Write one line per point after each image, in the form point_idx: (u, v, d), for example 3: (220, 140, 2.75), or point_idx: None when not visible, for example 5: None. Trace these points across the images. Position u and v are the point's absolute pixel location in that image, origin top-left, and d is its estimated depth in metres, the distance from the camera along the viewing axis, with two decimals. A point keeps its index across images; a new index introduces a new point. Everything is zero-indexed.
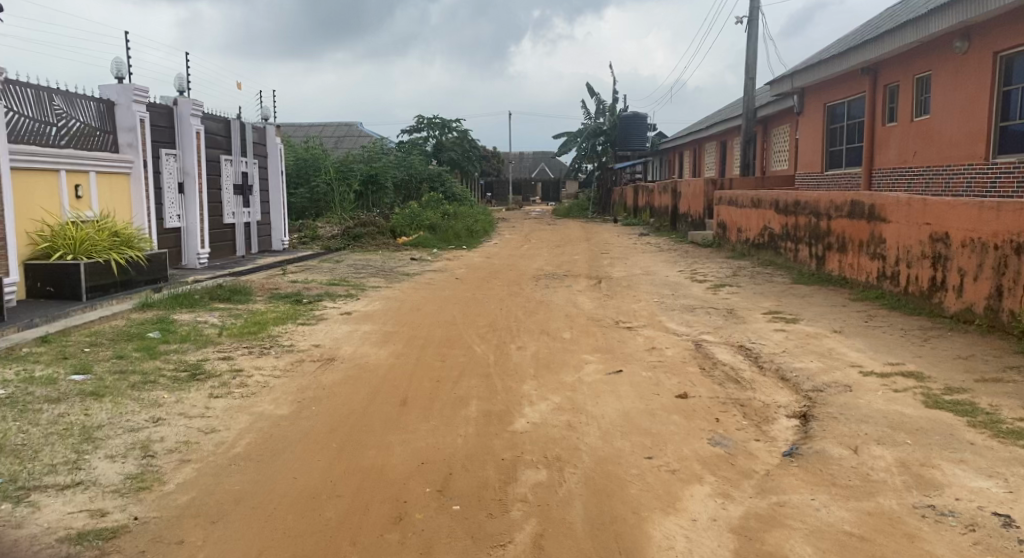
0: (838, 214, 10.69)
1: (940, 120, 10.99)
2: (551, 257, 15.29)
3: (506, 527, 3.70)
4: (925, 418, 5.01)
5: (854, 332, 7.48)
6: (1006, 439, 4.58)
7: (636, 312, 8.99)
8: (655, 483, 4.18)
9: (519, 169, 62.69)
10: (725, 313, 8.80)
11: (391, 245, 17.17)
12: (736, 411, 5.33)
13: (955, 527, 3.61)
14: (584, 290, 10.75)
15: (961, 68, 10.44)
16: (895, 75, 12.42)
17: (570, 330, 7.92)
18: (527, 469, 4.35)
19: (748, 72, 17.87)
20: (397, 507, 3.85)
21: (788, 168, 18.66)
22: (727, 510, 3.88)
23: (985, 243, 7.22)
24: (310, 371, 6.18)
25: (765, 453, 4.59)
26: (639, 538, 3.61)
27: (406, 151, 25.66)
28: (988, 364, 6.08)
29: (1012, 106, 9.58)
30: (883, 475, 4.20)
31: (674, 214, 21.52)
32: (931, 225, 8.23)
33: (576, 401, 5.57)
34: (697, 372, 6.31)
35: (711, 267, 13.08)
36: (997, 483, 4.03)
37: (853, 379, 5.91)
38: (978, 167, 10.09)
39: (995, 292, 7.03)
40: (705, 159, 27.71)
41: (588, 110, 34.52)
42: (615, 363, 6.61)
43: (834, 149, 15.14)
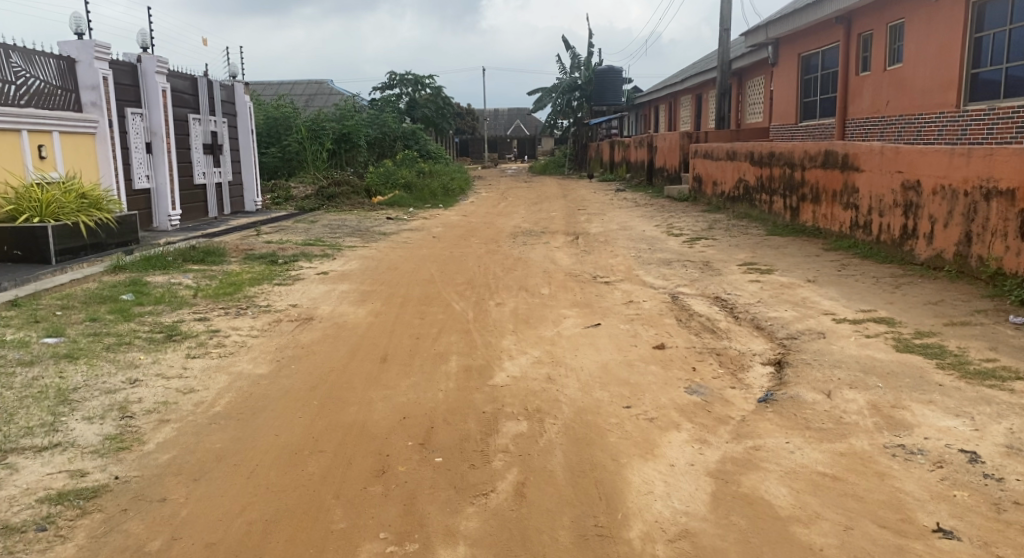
0: (812, 163, 10.73)
1: (912, 68, 11.01)
2: (528, 214, 15.25)
3: (489, 476, 3.76)
4: (896, 361, 5.13)
5: (827, 281, 7.58)
6: (973, 379, 4.71)
7: (613, 266, 9.04)
8: (634, 431, 4.26)
9: (494, 126, 61.95)
10: (700, 265, 8.87)
11: (367, 204, 16.85)
12: (712, 360, 5.42)
13: (924, 465, 3.73)
14: (562, 245, 10.76)
15: (933, 15, 10.43)
16: (868, 24, 12.39)
17: (549, 286, 7.94)
18: (508, 421, 4.39)
19: (723, 24, 17.70)
20: (380, 461, 3.89)
21: (761, 121, 18.70)
22: (704, 455, 3.96)
23: (956, 189, 7.31)
24: (288, 331, 6.14)
25: (740, 399, 4.68)
26: (618, 484, 3.69)
27: (379, 109, 25.18)
28: (957, 308, 6.21)
29: (983, 53, 9.62)
30: (855, 417, 4.31)
31: (650, 168, 21.46)
32: (904, 172, 8.28)
33: (555, 354, 5.63)
34: (674, 323, 6.37)
35: (687, 221, 13.15)
36: (963, 422, 4.14)
37: (827, 326, 6.02)
38: (948, 115, 10.15)
39: (964, 238, 7.15)
40: (681, 113, 27.56)
41: (562, 64, 33.93)
42: (593, 317, 6.66)
43: (808, 100, 15.14)
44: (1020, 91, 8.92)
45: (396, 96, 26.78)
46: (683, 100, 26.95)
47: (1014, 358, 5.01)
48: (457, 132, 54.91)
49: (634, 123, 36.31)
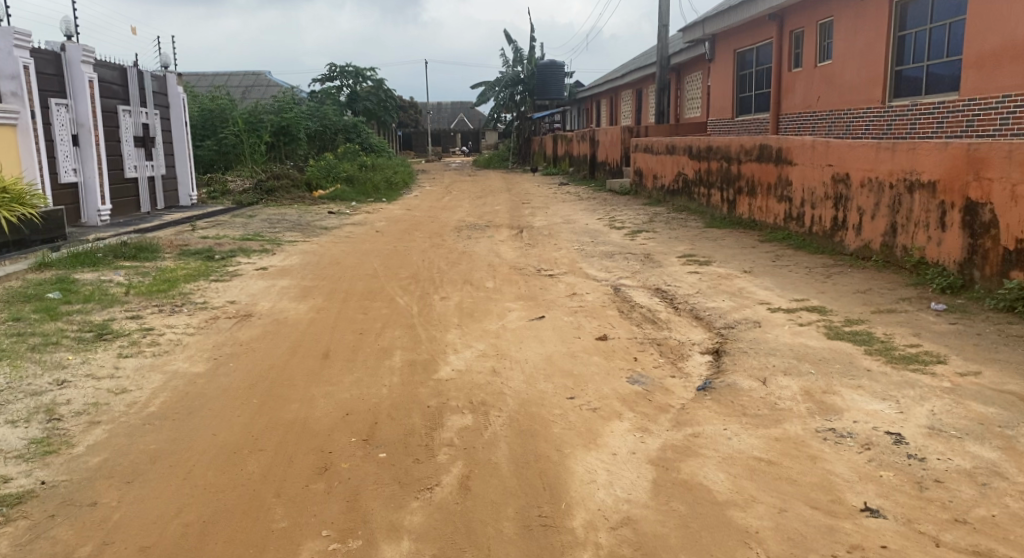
0: (747, 157, 11.00)
1: (841, 65, 11.39)
2: (472, 208, 15.22)
3: (433, 470, 3.75)
4: (827, 348, 5.32)
5: (763, 272, 7.81)
6: (898, 364, 4.92)
7: (557, 259, 9.10)
8: (577, 421, 4.31)
9: (437, 119, 61.58)
10: (642, 258, 9.01)
11: (307, 198, 16.58)
12: (653, 350, 5.52)
13: (853, 447, 3.88)
14: (507, 239, 10.80)
15: (859, 14, 10.79)
16: (799, 22, 12.75)
17: (493, 279, 7.95)
18: (452, 415, 4.39)
19: (662, 20, 17.97)
20: (323, 458, 3.84)
21: (699, 116, 19.08)
22: (646, 443, 4.04)
23: (882, 182, 7.59)
24: (225, 329, 5.99)
25: (680, 388, 4.78)
26: (562, 474, 3.73)
27: (319, 102, 24.74)
28: (883, 296, 6.47)
29: (906, 51, 10.02)
30: (789, 403, 4.45)
31: (592, 162, 21.66)
32: (834, 165, 8.55)
33: (500, 347, 5.65)
34: (616, 315, 6.47)
35: (628, 214, 13.34)
36: (889, 405, 4.33)
37: (762, 315, 6.20)
38: (875, 110, 10.53)
39: (890, 229, 7.45)
40: (622, 108, 27.93)
41: (505, 57, 33.91)
42: (538, 310, 6.70)
43: (744, 95, 15.52)
44: (941, 87, 9.31)
45: (336, 89, 26.33)
46: (624, 95, 27.28)
47: (936, 343, 5.25)
48: (399, 125, 54.38)
49: (577, 117, 36.62)
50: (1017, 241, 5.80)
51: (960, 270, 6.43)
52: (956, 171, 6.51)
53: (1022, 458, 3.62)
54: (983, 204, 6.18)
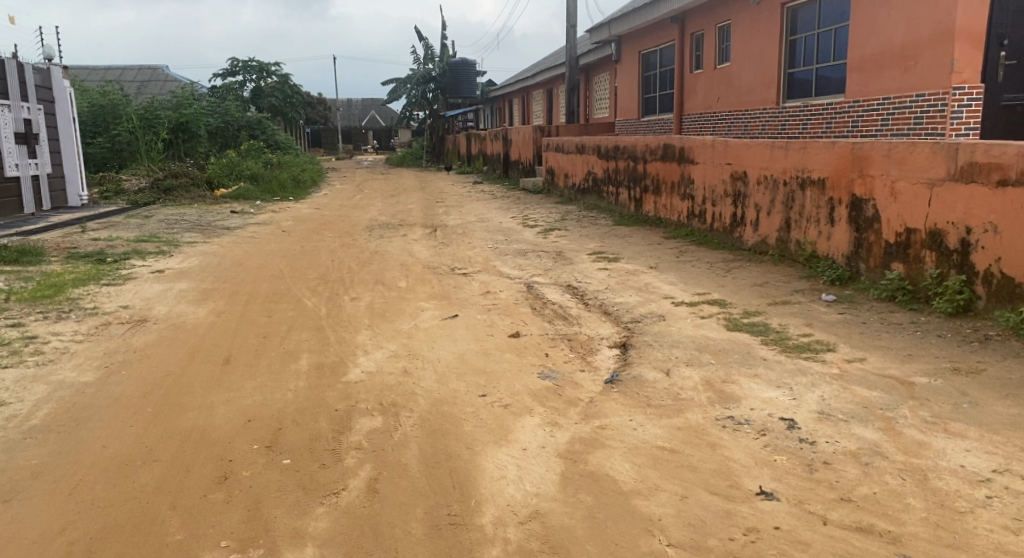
0: (652, 156, 11.29)
1: (738, 67, 11.85)
2: (383, 207, 15.01)
3: (340, 475, 3.68)
4: (727, 339, 5.53)
5: (668, 267, 8.04)
6: (791, 353, 5.17)
7: (470, 258, 9.09)
8: (488, 419, 4.32)
9: (348, 117, 60.48)
10: (553, 255, 9.12)
11: (208, 197, 15.94)
12: (564, 345, 5.60)
13: (750, 433, 4.05)
14: (419, 238, 10.71)
15: (754, 18, 11.25)
16: (700, 24, 13.18)
17: (405, 279, 7.87)
18: (361, 417, 4.32)
19: (570, 20, 18.23)
20: (222, 467, 3.71)
21: (608, 116, 19.47)
22: (555, 436, 4.09)
23: (776, 180, 7.94)
24: (118, 335, 5.70)
25: (589, 382, 4.87)
26: (471, 472, 3.73)
27: (221, 97, 23.86)
28: (779, 289, 6.78)
29: (797, 54, 10.52)
30: (691, 393, 4.60)
31: (505, 161, 21.78)
32: (731, 164, 8.88)
33: (411, 347, 5.60)
34: (528, 312, 6.52)
35: (541, 212, 13.48)
36: (783, 392, 4.54)
37: (667, 309, 6.38)
38: (770, 111, 11.02)
39: (784, 225, 7.81)
40: (533, 108, 28.17)
41: (416, 55, 33.64)
42: (451, 308, 6.68)
43: (649, 96, 15.95)
44: (828, 90, 9.84)
45: (239, 84, 25.44)
46: (535, 94, 27.55)
47: (826, 332, 5.54)
48: (308, 123, 53.07)
49: (490, 116, 36.72)
50: (897, 234, 6.19)
51: (847, 262, 6.82)
52: (842, 169, 6.88)
53: (901, 438, 3.86)
54: (867, 200, 6.56)
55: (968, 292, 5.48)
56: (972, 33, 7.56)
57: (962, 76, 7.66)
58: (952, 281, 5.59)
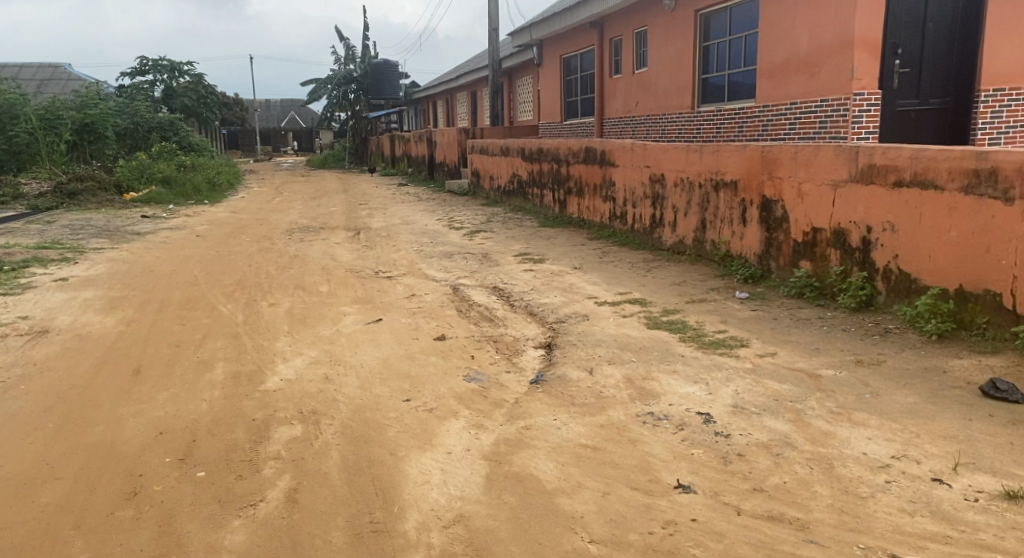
0: (575, 159, 11.42)
1: (655, 72, 12.14)
2: (304, 210, 14.69)
3: (258, 486, 3.58)
4: (647, 337, 5.65)
5: (591, 268, 8.16)
6: (708, 349, 5.33)
7: (394, 261, 8.99)
8: (413, 423, 4.28)
9: (267, 118, 58.95)
10: (479, 257, 9.12)
11: (117, 202, 15.25)
12: (489, 347, 5.61)
13: (669, 428, 4.15)
14: (342, 241, 10.53)
15: (669, 25, 11.55)
16: (618, 30, 13.44)
17: (327, 283, 7.72)
18: (280, 426, 4.22)
19: (492, 23, 18.28)
20: (131, 482, 3.56)
21: (531, 119, 19.62)
22: (480, 438, 4.10)
23: (692, 182, 8.17)
24: (16, 348, 5.39)
25: (515, 383, 4.89)
26: (395, 478, 3.69)
27: (130, 97, 22.86)
28: (696, 287, 6.98)
29: (710, 60, 10.88)
30: (613, 391, 4.69)
31: (430, 163, 21.66)
32: (650, 166, 9.08)
33: (333, 353, 5.50)
34: (454, 314, 6.50)
35: (467, 214, 13.48)
36: (701, 387, 4.67)
37: (591, 309, 6.48)
38: (686, 115, 11.34)
39: (700, 226, 8.04)
40: (458, 110, 28.11)
41: (336, 55, 33.08)
42: (375, 312, 6.59)
43: (570, 99, 16.17)
44: (740, 95, 10.21)
45: (149, 84, 24.42)
46: (460, 97, 27.50)
47: (741, 328, 5.74)
48: (224, 124, 51.41)
49: (414, 118, 36.50)
50: (804, 233, 6.48)
51: (759, 261, 7.09)
52: (753, 172, 7.15)
53: (809, 428, 4.04)
54: (776, 201, 6.83)
55: (869, 288, 5.78)
56: (869, 42, 7.97)
57: (860, 82, 8.06)
58: (855, 278, 5.88)
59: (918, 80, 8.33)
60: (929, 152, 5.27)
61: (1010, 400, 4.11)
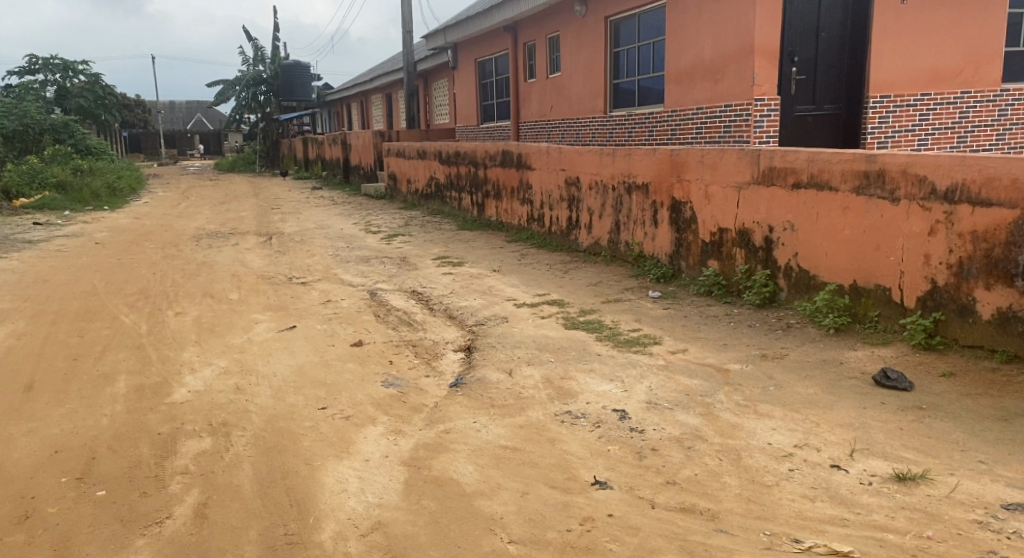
0: (492, 162, 11.46)
1: (569, 77, 12.33)
2: (213, 215, 14.19)
3: (164, 502, 3.44)
4: (565, 337, 5.73)
5: (510, 270, 8.22)
6: (623, 347, 5.45)
7: (309, 266, 8.80)
8: (329, 431, 4.20)
9: (171, 120, 56.65)
10: (397, 261, 9.04)
11: (5, 208, 14.33)
12: (408, 352, 5.56)
13: (586, 426, 4.22)
14: (253, 247, 10.22)
15: (580, 30, 11.75)
16: (531, 34, 13.58)
17: (238, 290, 7.48)
18: (188, 439, 4.07)
19: (406, 26, 18.16)
20: (23, 506, 3.38)
21: (448, 122, 19.59)
22: (399, 444, 4.06)
23: (605, 185, 8.34)
24: None
25: (434, 387, 4.87)
26: (310, 488, 3.61)
27: (18, 98, 21.53)
28: (611, 287, 7.13)
29: (621, 66, 11.13)
30: (532, 391, 4.73)
31: (345, 166, 21.29)
32: (565, 169, 9.21)
33: (245, 362, 5.33)
34: (371, 319, 6.41)
35: (384, 218, 13.32)
36: (616, 385, 4.78)
37: (509, 311, 6.52)
38: (599, 119, 11.57)
39: (614, 228, 8.22)
40: (373, 113, 27.74)
41: (244, 56, 32.09)
42: (288, 319, 6.43)
43: (486, 103, 16.23)
44: (650, 100, 10.50)
45: (40, 84, 23.07)
46: (374, 100, 27.17)
47: (654, 326, 5.90)
48: (125, 126, 49.06)
49: (328, 120, 35.82)
50: (712, 234, 6.72)
51: (670, 261, 7.30)
52: (663, 174, 7.35)
53: (719, 421, 4.19)
54: (685, 203, 7.05)
55: (772, 285, 6.05)
56: (768, 50, 8.33)
57: (761, 88, 8.41)
58: (759, 276, 6.14)
59: (813, 87, 8.76)
60: (823, 155, 5.55)
61: (900, 388, 4.38)
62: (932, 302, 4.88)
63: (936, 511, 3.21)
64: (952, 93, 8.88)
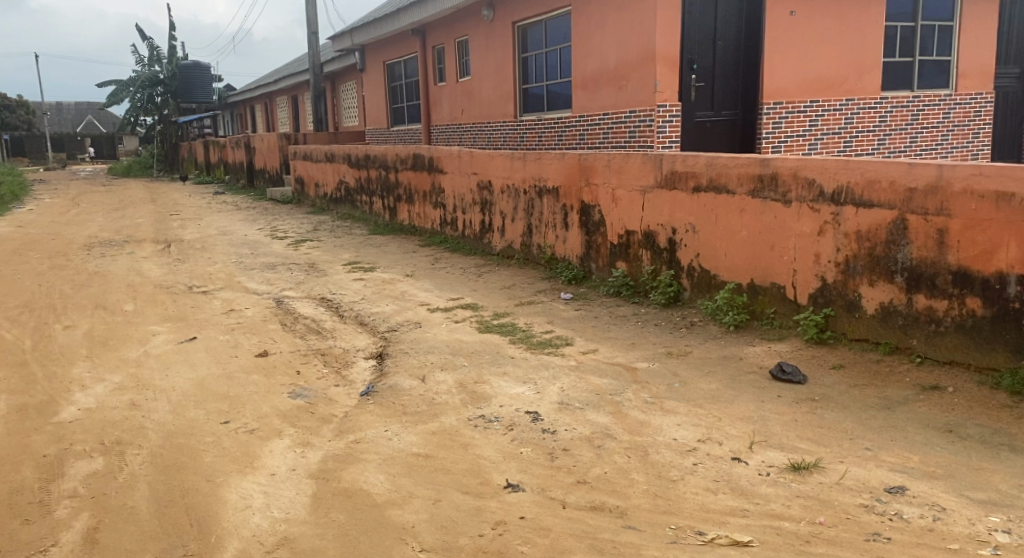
0: (403, 166, 11.34)
1: (478, 81, 12.36)
2: (106, 222, 13.45)
3: (49, 529, 3.25)
4: (478, 341, 5.73)
5: (423, 275, 8.15)
6: (536, 349, 5.50)
7: (211, 274, 8.46)
8: (232, 446, 4.05)
9: (58, 122, 53.45)
10: (305, 267, 8.81)
11: None
12: (317, 361, 5.43)
13: (499, 430, 4.23)
14: (150, 255, 9.75)
15: (488, 35, 11.80)
16: (439, 38, 13.53)
17: (134, 301, 7.12)
18: (78, 460, 3.84)
19: (311, 27, 17.76)
20: None
21: (357, 125, 19.28)
22: (306, 457, 3.95)
23: (517, 188, 8.39)
24: None
25: (344, 396, 4.76)
26: (212, 506, 3.46)
27: None
28: (524, 290, 7.19)
29: (529, 71, 11.24)
30: (445, 397, 4.70)
31: (250, 169, 20.60)
32: (476, 173, 9.21)
33: (142, 376, 5.07)
34: (278, 328, 6.22)
35: (291, 223, 12.97)
36: (529, 387, 4.81)
37: (422, 316, 6.46)
38: (510, 123, 11.65)
39: (526, 231, 8.29)
40: (278, 115, 26.99)
41: (138, 55, 30.62)
42: (188, 330, 6.17)
43: (396, 106, 16.07)
44: (558, 105, 10.65)
45: None
46: (280, 101, 26.45)
47: (566, 327, 5.98)
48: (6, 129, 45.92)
49: (231, 122, 34.61)
50: (619, 236, 6.87)
51: (581, 263, 7.42)
52: (572, 178, 7.46)
53: (627, 419, 4.28)
54: (594, 206, 7.18)
55: (676, 285, 6.24)
56: (669, 58, 8.59)
57: (664, 95, 8.66)
58: (664, 276, 6.32)
59: (712, 94, 9.10)
60: (722, 160, 5.77)
61: (795, 381, 4.59)
62: (823, 299, 5.15)
63: (827, 498, 3.37)
64: (838, 100, 9.40)
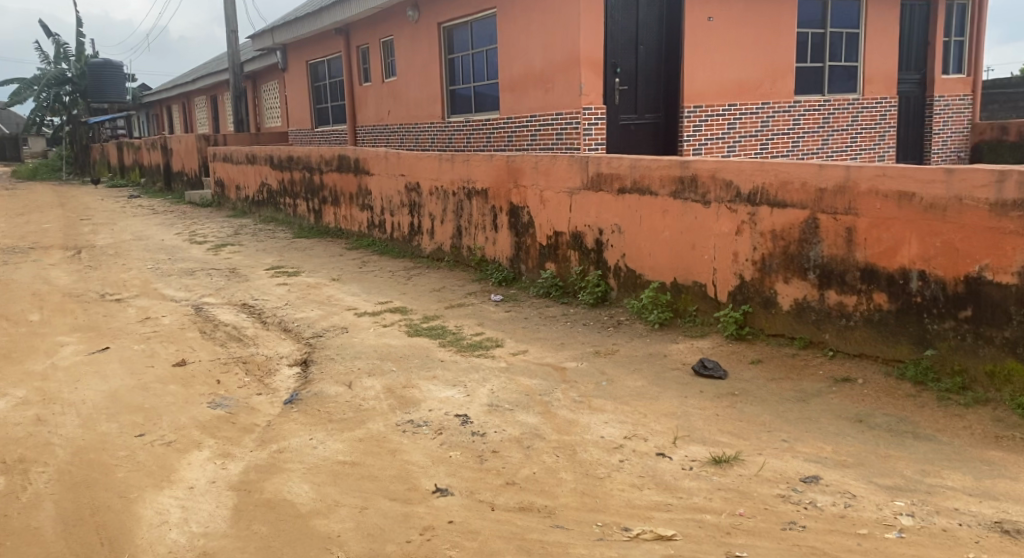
0: (328, 167, 11.14)
1: (404, 81, 12.25)
2: (9, 228, 12.72)
3: None
4: (407, 345, 5.67)
5: (350, 278, 8.02)
6: (465, 352, 5.48)
7: (125, 281, 8.11)
8: (147, 460, 3.88)
9: None
10: (226, 273, 8.55)
11: None
12: (239, 369, 5.27)
13: (428, 434, 4.19)
14: (58, 262, 9.27)
15: (414, 35, 11.72)
16: (364, 38, 13.36)
17: (40, 311, 6.75)
18: None
19: (230, 25, 17.27)
20: None
21: (280, 125, 18.85)
22: (227, 468, 3.82)
23: (445, 190, 8.35)
24: None
25: (267, 405, 4.64)
26: (125, 523, 3.31)
27: None
28: (454, 293, 7.16)
29: (456, 72, 11.21)
30: (373, 402, 4.63)
31: (167, 172, 19.85)
32: (404, 175, 9.12)
33: (48, 390, 4.81)
34: (197, 336, 6.01)
35: (211, 227, 12.55)
36: (458, 390, 4.79)
37: (349, 321, 6.35)
38: (437, 124, 11.60)
39: (456, 232, 8.26)
40: (197, 115, 26.14)
41: (43, 53, 29.13)
42: (100, 340, 5.89)
43: (320, 107, 15.78)
44: (485, 107, 10.67)
45: None
46: (198, 101, 25.62)
47: (495, 329, 5.99)
48: None
49: (146, 122, 33.31)
50: (548, 237, 6.92)
51: (510, 264, 7.44)
52: (500, 180, 7.48)
53: (556, 419, 4.31)
54: (522, 207, 7.21)
55: (603, 285, 6.33)
56: (593, 61, 8.72)
57: (588, 98, 8.78)
58: (592, 276, 6.40)
59: (635, 97, 9.28)
60: (644, 162, 5.88)
61: (716, 377, 4.72)
62: (741, 296, 5.31)
63: (747, 489, 3.47)
64: (755, 104, 9.73)
